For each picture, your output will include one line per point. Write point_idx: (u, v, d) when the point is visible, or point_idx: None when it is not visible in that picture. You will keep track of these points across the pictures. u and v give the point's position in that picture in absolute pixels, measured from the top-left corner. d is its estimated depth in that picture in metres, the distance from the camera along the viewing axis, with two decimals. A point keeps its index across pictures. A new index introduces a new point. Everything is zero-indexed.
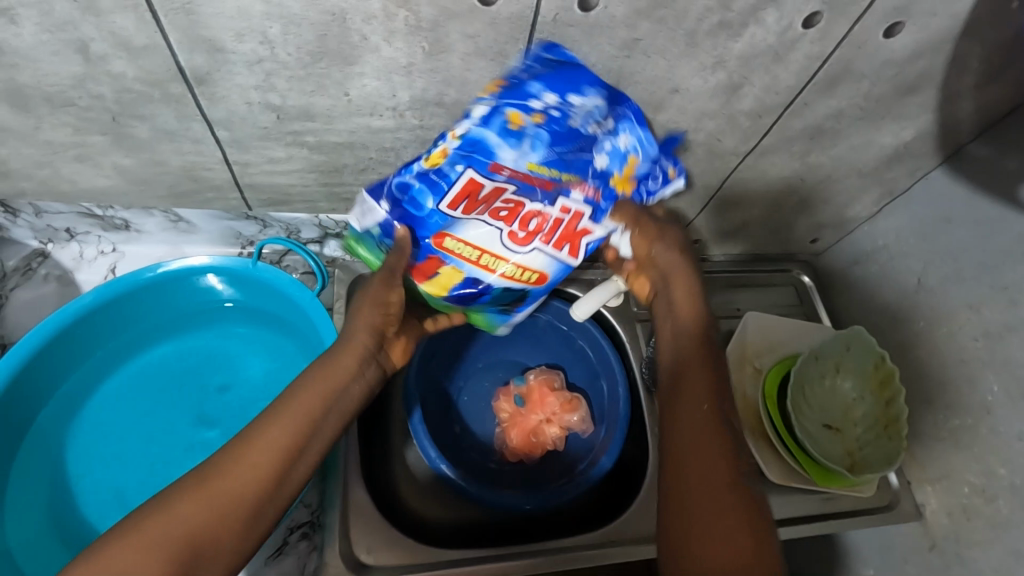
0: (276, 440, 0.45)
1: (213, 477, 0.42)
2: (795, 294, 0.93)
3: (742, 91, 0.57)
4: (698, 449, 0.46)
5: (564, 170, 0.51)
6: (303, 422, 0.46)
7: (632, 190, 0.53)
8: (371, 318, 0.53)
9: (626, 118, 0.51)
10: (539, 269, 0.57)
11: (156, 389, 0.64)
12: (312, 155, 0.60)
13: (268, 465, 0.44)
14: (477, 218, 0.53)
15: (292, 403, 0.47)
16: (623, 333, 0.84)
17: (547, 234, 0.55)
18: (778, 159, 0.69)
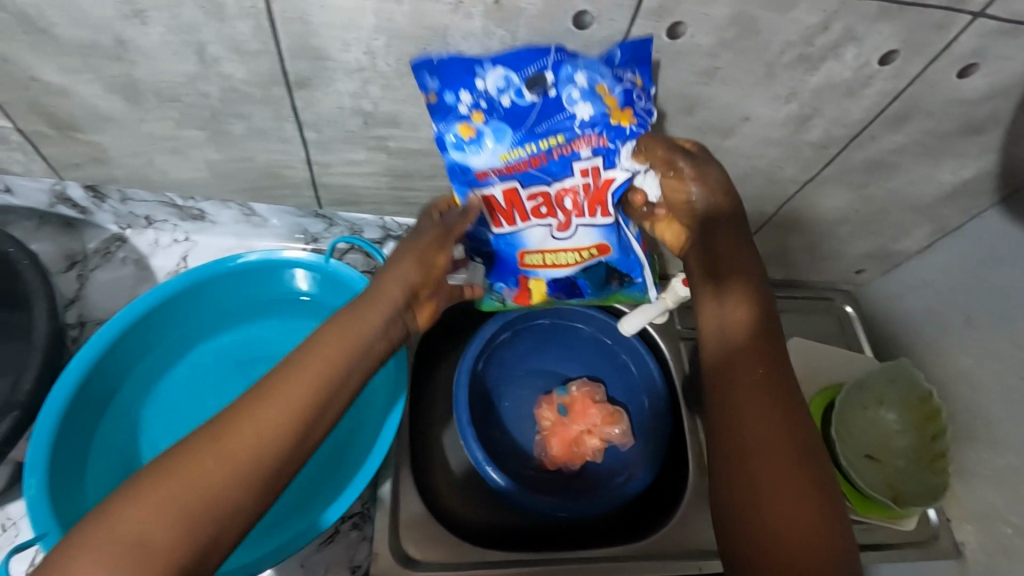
0: (297, 400, 0.44)
1: (225, 442, 0.42)
2: (838, 323, 0.93)
3: (810, 122, 0.59)
4: (768, 430, 0.48)
5: (538, 140, 0.52)
6: (321, 381, 0.46)
7: (632, 118, 0.51)
8: (406, 273, 0.53)
9: (556, 64, 0.48)
10: (593, 244, 0.58)
11: (218, 375, 0.66)
12: (390, 160, 0.62)
13: (287, 427, 0.44)
14: (527, 224, 0.57)
15: (309, 360, 0.46)
16: (666, 349, 0.85)
17: (579, 211, 0.56)
18: (836, 189, 0.70)
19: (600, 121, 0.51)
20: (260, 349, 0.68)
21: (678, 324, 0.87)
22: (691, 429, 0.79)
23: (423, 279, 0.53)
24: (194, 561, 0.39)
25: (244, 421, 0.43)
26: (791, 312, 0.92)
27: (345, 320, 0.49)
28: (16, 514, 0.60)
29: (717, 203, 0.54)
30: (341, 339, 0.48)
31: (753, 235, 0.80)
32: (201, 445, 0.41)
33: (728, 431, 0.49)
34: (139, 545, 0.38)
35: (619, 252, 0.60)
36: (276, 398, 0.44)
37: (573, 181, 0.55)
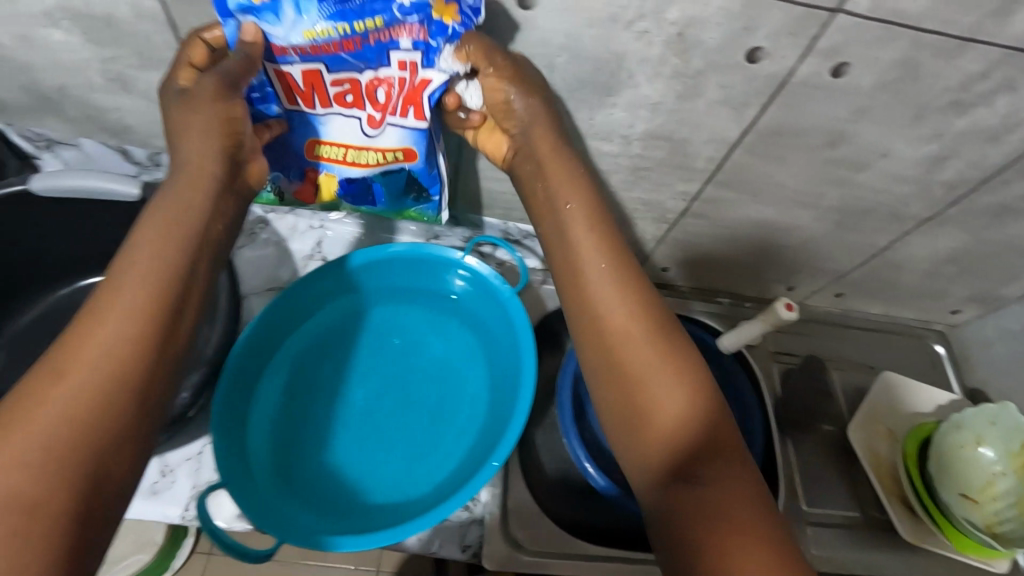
0: (133, 304, 0.43)
1: (67, 374, 0.39)
2: (928, 360, 0.94)
3: (945, 164, 0.61)
4: (640, 356, 0.47)
5: (352, 21, 0.47)
6: (150, 275, 0.44)
7: (455, 16, 0.48)
8: (206, 143, 0.50)
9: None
10: (400, 146, 0.58)
11: (355, 357, 0.70)
12: None
13: (133, 332, 0.42)
14: (335, 111, 0.56)
15: (132, 272, 0.44)
16: (759, 368, 0.87)
17: (379, 106, 0.55)
18: (954, 230, 0.72)
19: (421, 11, 0.47)
20: (396, 336, 0.72)
21: (772, 346, 0.90)
22: (782, 448, 0.82)
23: (228, 138, 0.51)
24: (87, 495, 0.37)
25: (77, 343, 0.41)
26: (881, 345, 0.93)
27: (157, 219, 0.47)
28: (174, 462, 0.64)
29: (534, 118, 0.53)
30: (159, 235, 0.47)
31: (856, 266, 0.82)
32: (41, 381, 0.39)
33: (610, 380, 0.49)
34: (20, 493, 0.35)
35: (426, 159, 0.60)
36: (106, 312, 0.42)
37: (389, 72, 0.52)
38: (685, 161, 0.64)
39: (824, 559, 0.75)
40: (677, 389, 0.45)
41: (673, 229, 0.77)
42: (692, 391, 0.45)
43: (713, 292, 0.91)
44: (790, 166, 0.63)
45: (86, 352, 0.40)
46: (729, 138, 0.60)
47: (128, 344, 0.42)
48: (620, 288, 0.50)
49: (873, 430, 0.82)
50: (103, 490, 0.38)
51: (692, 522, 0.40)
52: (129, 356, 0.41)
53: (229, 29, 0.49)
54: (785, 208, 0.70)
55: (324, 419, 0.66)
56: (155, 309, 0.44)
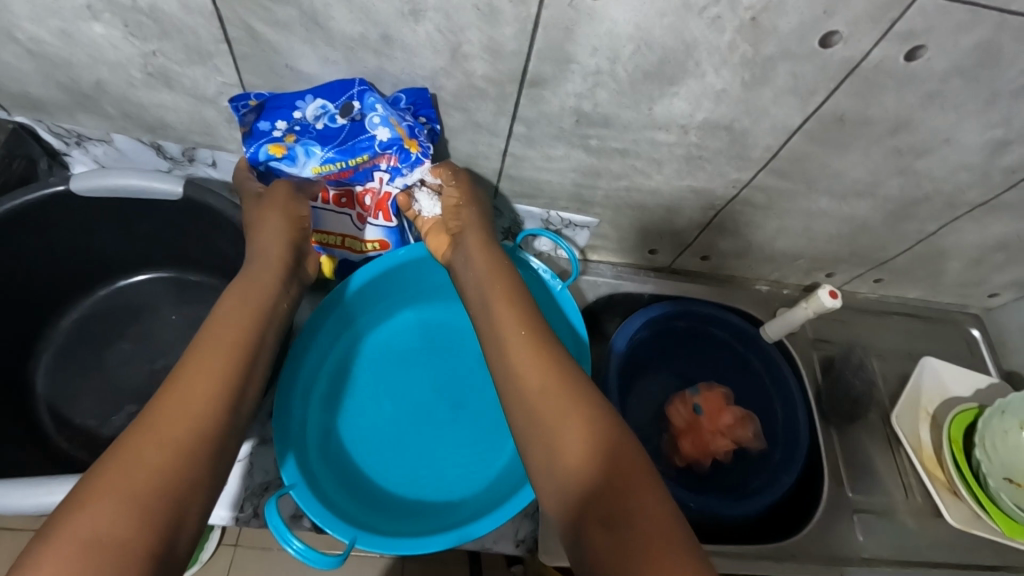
0: (215, 369, 0.46)
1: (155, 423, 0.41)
2: (964, 345, 0.94)
3: (1008, 149, 0.60)
4: (543, 404, 0.47)
5: (348, 159, 0.61)
6: (233, 347, 0.48)
7: (418, 146, 0.59)
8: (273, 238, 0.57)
9: (361, 96, 0.56)
10: (378, 239, 0.71)
11: (401, 358, 0.69)
12: (586, 157, 0.65)
13: (214, 396, 0.44)
14: (330, 209, 0.67)
15: (216, 336, 0.48)
16: (799, 358, 0.86)
17: (363, 206, 0.68)
18: (1005, 216, 0.71)
19: (398, 147, 0.60)
20: (443, 335, 0.71)
21: (811, 334, 0.89)
22: (825, 436, 0.82)
23: (298, 229, 0.59)
24: (161, 543, 0.37)
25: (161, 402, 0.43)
26: (917, 331, 0.93)
27: (238, 297, 0.52)
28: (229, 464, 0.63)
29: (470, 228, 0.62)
30: (240, 309, 0.51)
31: (901, 253, 0.81)
32: (134, 435, 0.40)
33: (528, 429, 0.47)
34: (106, 539, 0.35)
35: None
36: (192, 376, 0.45)
37: (377, 185, 0.66)
38: (743, 150, 0.62)
39: (872, 546, 0.76)
40: (583, 430, 0.44)
41: (719, 217, 0.75)
42: (604, 429, 0.44)
43: (752, 281, 0.91)
44: (852, 154, 0.61)
45: (172, 411, 0.42)
46: (791, 126, 0.58)
47: (213, 397, 0.44)
48: (536, 351, 0.50)
49: (913, 415, 0.83)
50: (178, 535, 0.38)
51: (619, 561, 0.38)
52: (218, 408, 0.44)
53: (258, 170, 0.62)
54: (839, 197, 0.68)
55: (373, 421, 0.65)
56: (233, 378, 0.46)
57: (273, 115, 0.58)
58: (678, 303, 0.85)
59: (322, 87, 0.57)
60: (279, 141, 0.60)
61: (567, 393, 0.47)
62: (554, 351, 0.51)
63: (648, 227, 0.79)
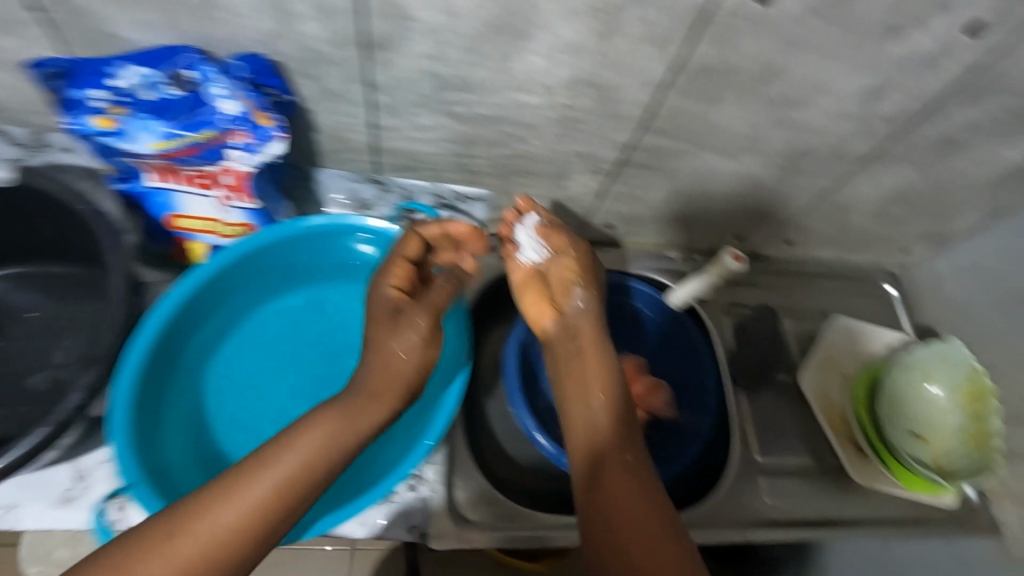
0: (254, 497, 0.45)
1: (208, 522, 0.44)
2: (879, 302, 0.94)
3: (884, 95, 0.58)
4: (598, 516, 0.49)
5: (189, 133, 0.55)
6: (310, 480, 0.48)
7: (268, 119, 0.55)
8: (402, 359, 0.55)
9: (191, 64, 0.53)
10: (243, 223, 0.64)
11: (272, 349, 0.66)
12: (456, 124, 0.62)
13: (243, 524, 0.44)
14: (187, 190, 0.61)
15: (307, 452, 0.48)
16: (712, 324, 0.85)
17: (221, 188, 0.61)
18: (898, 166, 0.69)
19: (244, 119, 0.55)
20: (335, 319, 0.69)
21: (723, 299, 0.87)
22: (736, 400, 0.80)
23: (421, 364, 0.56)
24: None
25: (232, 500, 0.45)
26: (833, 291, 0.92)
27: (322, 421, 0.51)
28: (93, 464, 0.59)
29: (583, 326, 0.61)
30: (345, 433, 0.50)
31: (803, 211, 0.80)
32: (194, 518, 0.44)
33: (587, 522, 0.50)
34: None
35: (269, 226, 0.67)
36: (232, 497, 0.45)
37: (232, 163, 0.58)
38: (614, 108, 0.59)
39: (781, 509, 0.75)
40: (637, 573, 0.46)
41: (613, 181, 0.73)
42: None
43: (664, 248, 0.88)
44: (727, 107, 0.59)
45: (201, 529, 0.43)
46: (656, 80, 0.56)
47: (269, 523, 0.45)
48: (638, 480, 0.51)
49: (823, 372, 0.82)
50: None
51: None
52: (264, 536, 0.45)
53: (92, 147, 0.57)
54: (727, 153, 0.66)
55: (244, 420, 0.62)
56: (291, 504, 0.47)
57: (93, 83, 0.53)
58: None
59: (147, 53, 0.53)
60: (104, 113, 0.54)
61: (636, 524, 0.49)
62: (644, 479, 0.51)
63: (544, 195, 0.76)
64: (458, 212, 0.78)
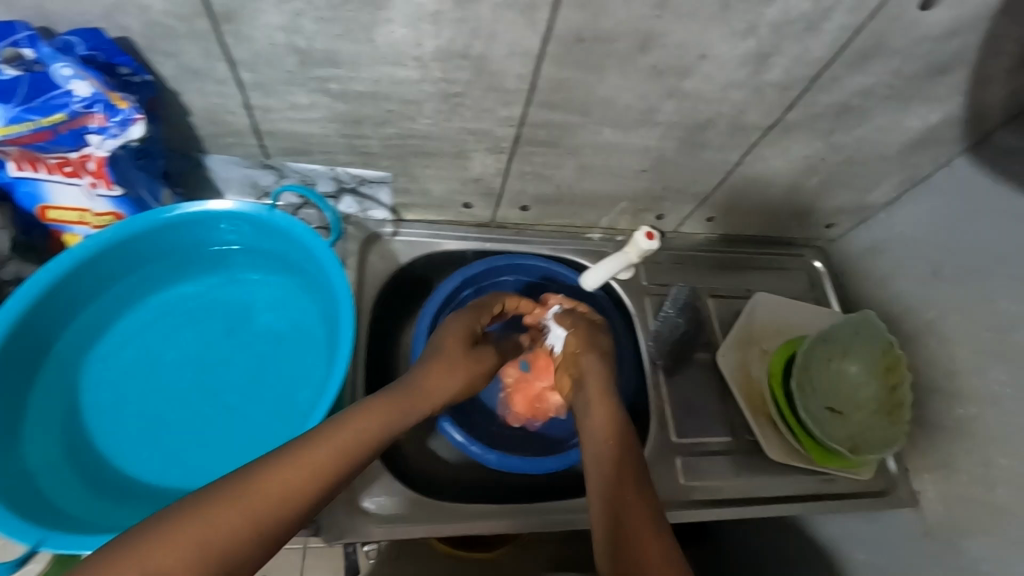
0: (318, 461, 0.46)
1: (275, 472, 0.44)
2: (806, 278, 0.93)
3: (770, 61, 0.57)
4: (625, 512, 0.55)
5: (37, 117, 0.51)
6: (353, 452, 0.49)
7: (124, 100, 0.52)
8: (441, 387, 0.63)
9: (29, 42, 0.49)
10: (109, 211, 0.61)
11: (148, 345, 0.63)
12: (334, 103, 0.59)
13: (307, 483, 0.45)
14: (50, 178, 0.57)
15: (356, 423, 0.51)
16: (631, 305, 0.84)
17: (86, 176, 0.57)
18: (801, 137, 0.68)
19: (98, 101, 0.51)
20: (220, 311, 0.66)
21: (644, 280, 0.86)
22: (654, 380, 0.79)
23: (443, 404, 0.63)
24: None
25: (297, 455, 0.46)
26: (759, 268, 0.91)
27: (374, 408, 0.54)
28: None
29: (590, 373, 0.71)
30: (385, 419, 0.54)
31: (716, 187, 0.78)
32: (260, 469, 0.44)
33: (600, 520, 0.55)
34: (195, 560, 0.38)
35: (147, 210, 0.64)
36: (300, 458, 0.45)
37: (94, 150, 0.55)
38: (494, 81, 0.57)
39: (698, 488, 0.73)
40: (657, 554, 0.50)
41: (515, 161, 0.70)
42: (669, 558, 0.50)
43: (584, 230, 0.87)
44: (611, 78, 0.57)
45: (268, 483, 0.43)
46: (530, 50, 0.53)
47: (323, 482, 0.46)
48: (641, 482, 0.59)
49: (744, 348, 0.81)
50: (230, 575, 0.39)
51: None
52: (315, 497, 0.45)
53: None
54: (622, 127, 0.65)
55: (120, 420, 0.60)
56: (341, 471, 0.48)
57: None
58: (501, 258, 0.81)
59: None
60: None
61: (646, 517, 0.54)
62: (646, 486, 0.59)
63: (449, 177, 0.74)
64: (363, 197, 0.76)
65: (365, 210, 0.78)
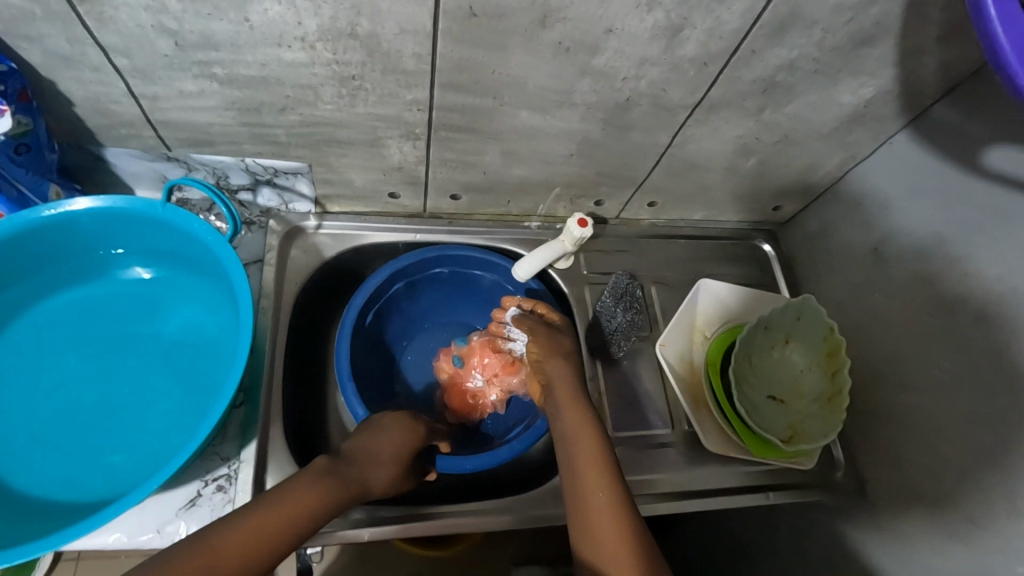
0: (270, 525, 0.45)
1: (223, 539, 0.43)
2: (755, 263, 0.90)
3: (683, 35, 0.53)
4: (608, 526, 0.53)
5: None
6: (308, 513, 0.48)
7: None
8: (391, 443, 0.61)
9: None
10: None
11: (46, 352, 0.61)
12: (225, 90, 0.56)
13: (257, 546, 0.44)
14: None
15: (309, 483, 0.50)
16: (571, 295, 0.81)
17: None
18: (731, 115, 0.65)
19: None
20: (118, 314, 0.64)
21: (585, 269, 0.83)
22: (592, 372, 0.76)
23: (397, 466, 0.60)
24: None
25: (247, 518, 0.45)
26: (707, 253, 0.88)
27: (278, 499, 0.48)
28: None
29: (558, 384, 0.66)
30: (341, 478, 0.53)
31: (652, 171, 0.75)
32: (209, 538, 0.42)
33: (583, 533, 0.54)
34: None
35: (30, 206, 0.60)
36: (247, 521, 0.44)
37: None
38: (390, 62, 0.54)
39: (635, 482, 0.71)
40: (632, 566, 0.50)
41: (434, 148, 0.67)
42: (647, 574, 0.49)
43: (522, 218, 0.83)
44: (516, 57, 0.54)
45: (214, 550, 0.42)
46: (422, 28, 0.50)
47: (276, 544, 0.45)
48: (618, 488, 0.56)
49: (686, 337, 0.79)
50: None
51: None
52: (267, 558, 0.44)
53: None
54: (539, 109, 0.61)
55: (9, 431, 0.57)
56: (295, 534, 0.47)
57: None
58: (433, 250, 0.78)
59: None
60: None
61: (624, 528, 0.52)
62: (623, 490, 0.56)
63: (368, 167, 0.70)
64: (281, 188, 0.72)
65: (286, 203, 0.74)
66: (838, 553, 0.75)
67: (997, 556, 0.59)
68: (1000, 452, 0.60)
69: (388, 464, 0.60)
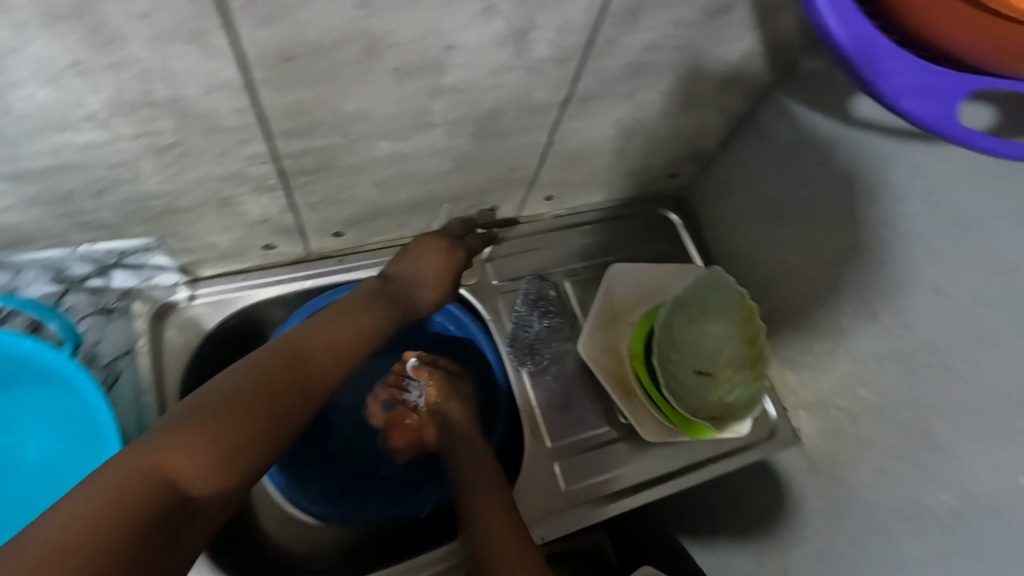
0: (327, 341, 0.51)
1: (288, 359, 0.48)
2: (665, 233, 0.89)
3: (531, 37, 0.49)
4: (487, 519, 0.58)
5: None
6: (358, 332, 0.54)
7: None
8: (429, 265, 0.65)
9: None
10: None
11: None
12: (20, 186, 0.47)
13: (319, 362, 0.50)
14: None
15: (348, 309, 0.55)
16: (484, 310, 0.78)
17: None
18: (604, 103, 0.62)
19: None
20: None
21: (493, 279, 0.79)
22: (521, 387, 0.75)
23: (445, 275, 0.65)
24: (252, 451, 0.43)
25: (306, 341, 0.50)
26: (615, 235, 0.87)
27: (307, 335, 0.51)
28: None
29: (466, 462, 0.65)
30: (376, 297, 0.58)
31: (541, 168, 0.71)
32: (270, 359, 0.47)
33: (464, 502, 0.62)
34: (231, 437, 0.42)
35: None
36: (306, 343, 0.50)
37: None
38: (208, 122, 0.46)
39: (582, 489, 0.70)
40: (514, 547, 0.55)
41: (296, 195, 0.60)
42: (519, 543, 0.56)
43: None
44: (353, 91, 0.48)
45: (283, 366, 0.47)
46: (232, 81, 0.43)
47: (339, 355, 0.51)
48: (490, 484, 0.62)
49: (607, 329, 0.77)
50: (260, 451, 0.43)
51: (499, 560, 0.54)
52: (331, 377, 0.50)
53: None
54: (399, 136, 0.56)
55: None
56: (353, 348, 0.53)
57: None
58: (325, 294, 0.72)
59: None
60: None
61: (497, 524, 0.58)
62: (501, 489, 0.62)
63: (229, 227, 0.63)
64: (135, 267, 0.64)
65: (147, 278, 0.66)
66: (788, 504, 0.77)
67: (920, 486, 0.61)
68: (910, 390, 0.62)
69: (431, 286, 0.64)
